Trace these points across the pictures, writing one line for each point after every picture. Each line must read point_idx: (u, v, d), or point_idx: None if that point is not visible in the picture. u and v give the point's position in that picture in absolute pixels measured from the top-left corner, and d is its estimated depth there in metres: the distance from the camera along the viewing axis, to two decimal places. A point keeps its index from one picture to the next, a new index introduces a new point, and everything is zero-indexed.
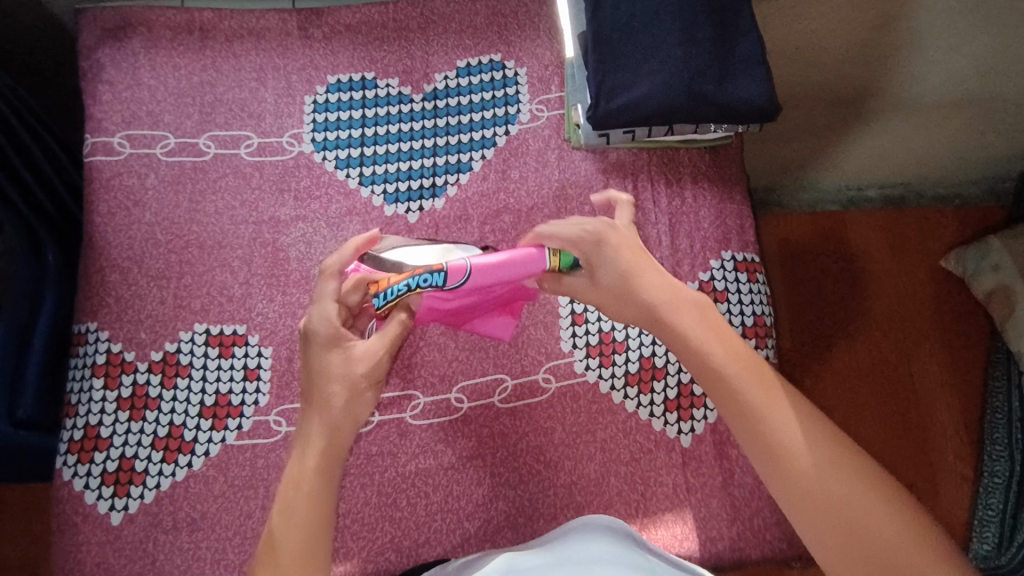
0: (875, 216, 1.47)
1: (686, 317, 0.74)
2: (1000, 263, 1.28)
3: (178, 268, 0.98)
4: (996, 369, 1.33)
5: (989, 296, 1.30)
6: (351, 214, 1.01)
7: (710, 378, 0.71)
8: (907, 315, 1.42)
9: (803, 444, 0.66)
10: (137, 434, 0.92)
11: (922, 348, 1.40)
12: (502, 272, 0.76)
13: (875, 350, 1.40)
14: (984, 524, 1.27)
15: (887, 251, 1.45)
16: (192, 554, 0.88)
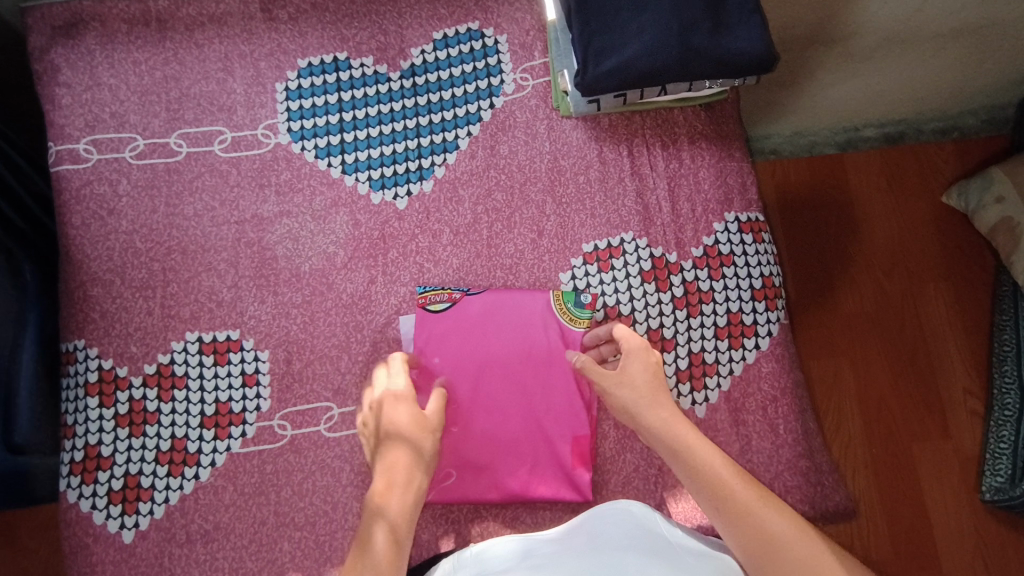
0: (874, 159, 1.43)
1: (651, 411, 0.75)
2: (1003, 194, 1.25)
3: (163, 276, 0.94)
4: (1003, 303, 1.31)
5: (992, 230, 1.27)
6: (337, 205, 0.97)
7: (689, 472, 0.69)
8: (911, 256, 1.39)
9: (790, 531, 0.62)
10: (139, 450, 0.90)
11: (927, 288, 1.38)
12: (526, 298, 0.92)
13: (880, 295, 1.38)
14: (996, 457, 1.26)
15: (888, 192, 1.42)
16: (209, 565, 0.87)
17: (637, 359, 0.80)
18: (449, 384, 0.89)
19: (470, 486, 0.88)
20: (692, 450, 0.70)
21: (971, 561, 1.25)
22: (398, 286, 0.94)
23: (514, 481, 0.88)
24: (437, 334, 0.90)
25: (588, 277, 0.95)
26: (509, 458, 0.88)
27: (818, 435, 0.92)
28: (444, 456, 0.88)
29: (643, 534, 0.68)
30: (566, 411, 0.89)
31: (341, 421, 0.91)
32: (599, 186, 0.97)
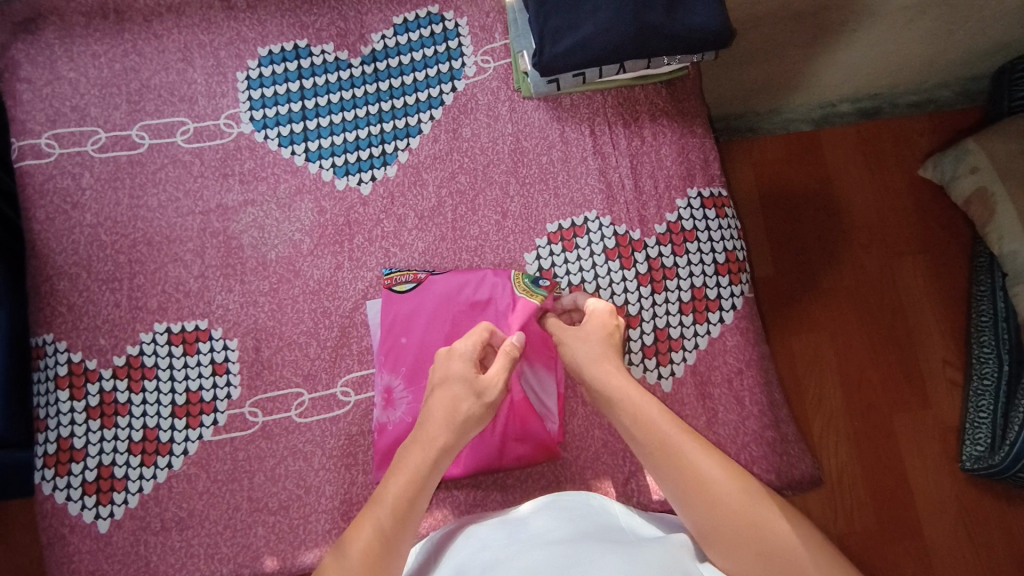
0: (847, 134, 1.44)
1: (596, 368, 0.77)
2: (978, 164, 1.25)
3: (129, 268, 0.94)
4: (980, 274, 1.33)
5: (969, 201, 1.27)
6: (302, 192, 0.97)
7: (632, 425, 0.71)
8: (889, 230, 1.40)
9: (721, 475, 0.65)
10: (112, 441, 0.90)
11: (904, 261, 1.39)
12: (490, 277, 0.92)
13: (858, 269, 1.39)
14: (977, 426, 1.27)
15: (863, 166, 1.43)
16: (185, 552, 0.88)
17: (596, 320, 0.82)
18: (415, 362, 0.90)
19: None
20: (632, 404, 0.72)
21: (954, 531, 1.27)
22: (365, 271, 0.95)
23: (479, 457, 0.89)
24: (402, 314, 0.91)
25: (553, 258, 0.95)
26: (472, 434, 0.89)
27: (783, 406, 0.94)
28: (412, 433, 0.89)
29: (601, 526, 0.69)
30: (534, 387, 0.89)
31: (312, 406, 0.91)
32: (562, 166, 0.98)
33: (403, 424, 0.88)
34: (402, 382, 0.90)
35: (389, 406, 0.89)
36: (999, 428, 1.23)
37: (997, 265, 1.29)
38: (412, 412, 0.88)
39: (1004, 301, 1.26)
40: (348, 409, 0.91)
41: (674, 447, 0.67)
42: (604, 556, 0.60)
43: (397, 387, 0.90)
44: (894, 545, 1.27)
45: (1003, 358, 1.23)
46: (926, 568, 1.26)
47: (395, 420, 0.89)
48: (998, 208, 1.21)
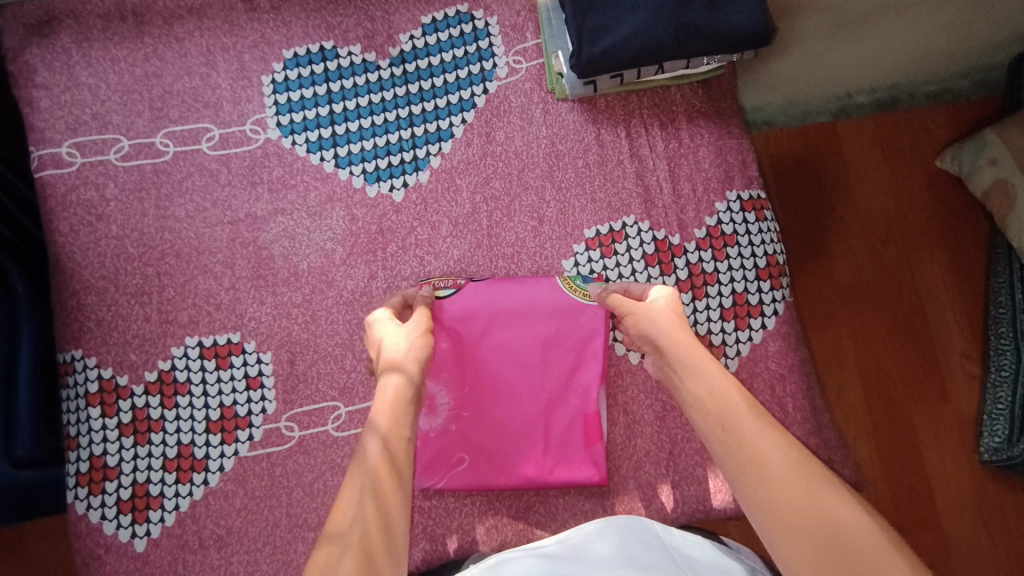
0: (866, 125, 1.38)
1: (673, 329, 0.75)
2: (997, 156, 1.21)
3: (157, 281, 0.92)
4: (997, 266, 1.28)
5: (987, 193, 1.23)
6: (332, 200, 0.94)
7: (700, 394, 0.69)
8: (907, 222, 1.36)
9: (788, 461, 0.60)
10: (146, 459, 0.88)
11: (922, 254, 1.34)
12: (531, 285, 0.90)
13: (876, 261, 1.35)
14: (994, 418, 1.24)
15: (881, 157, 1.38)
16: (225, 570, 0.86)
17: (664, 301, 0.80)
18: (456, 371, 0.89)
19: (485, 471, 0.88)
20: (703, 372, 0.70)
21: (973, 524, 1.25)
22: (399, 280, 0.93)
23: (527, 465, 0.88)
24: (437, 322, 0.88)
25: (591, 263, 0.94)
26: (519, 443, 0.89)
27: (825, 411, 0.92)
28: (457, 441, 0.89)
29: (652, 552, 0.68)
30: (581, 391, 0.89)
31: (349, 419, 0.90)
32: (598, 170, 0.96)
33: (447, 433, 0.88)
34: (444, 389, 0.88)
35: (431, 412, 0.88)
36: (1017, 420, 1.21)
37: (1016, 257, 1.23)
38: (455, 420, 0.88)
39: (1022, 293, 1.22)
40: None
41: (741, 426, 0.64)
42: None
43: (438, 392, 0.88)
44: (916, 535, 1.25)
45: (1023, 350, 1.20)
46: (947, 562, 1.23)
47: (439, 426, 0.89)
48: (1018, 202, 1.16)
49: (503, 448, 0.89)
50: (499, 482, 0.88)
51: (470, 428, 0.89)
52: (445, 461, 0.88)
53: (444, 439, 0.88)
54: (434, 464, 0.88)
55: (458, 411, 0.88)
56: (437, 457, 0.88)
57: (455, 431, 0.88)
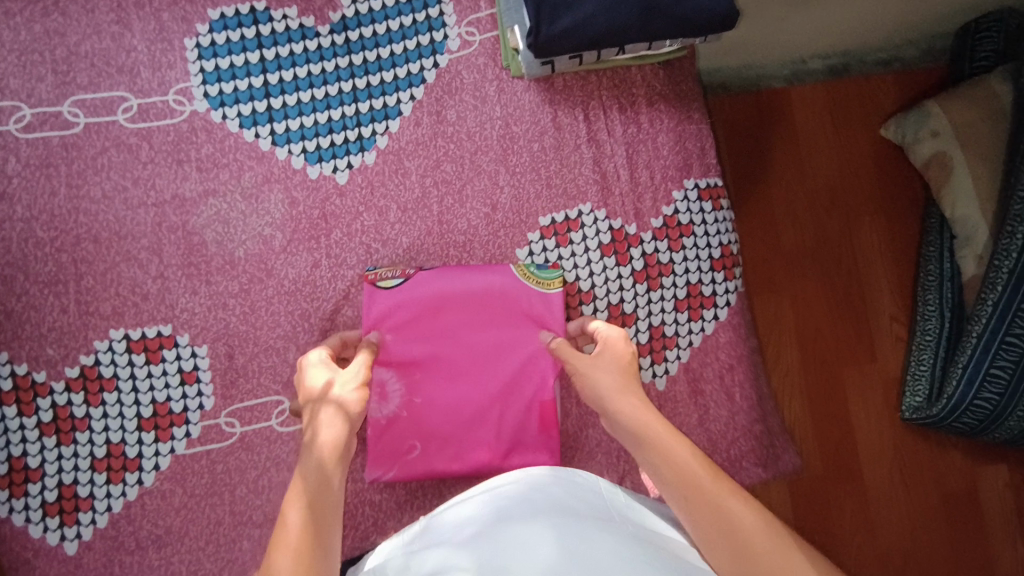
0: (818, 88, 1.33)
1: (618, 394, 0.73)
2: (938, 128, 1.20)
3: (73, 269, 0.84)
4: (929, 236, 1.28)
5: (925, 164, 1.23)
6: (269, 182, 0.88)
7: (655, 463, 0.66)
8: (848, 187, 1.32)
9: (766, 534, 0.57)
10: (72, 459, 0.83)
11: (862, 220, 1.32)
12: (484, 271, 0.88)
13: (817, 227, 1.31)
14: (916, 379, 1.24)
15: (828, 123, 1.33)
16: (165, 570, 0.83)
17: (612, 347, 0.79)
18: (407, 357, 0.85)
19: (436, 456, 0.87)
20: (657, 437, 0.68)
21: (889, 476, 1.27)
22: (345, 269, 0.88)
23: (479, 451, 0.87)
24: (387, 310, 0.85)
25: (547, 253, 0.91)
26: (471, 431, 0.87)
27: (770, 398, 0.95)
28: (407, 429, 0.86)
29: (590, 509, 0.66)
30: (535, 378, 0.87)
31: (294, 414, 0.86)
32: (554, 154, 0.92)
33: (397, 422, 0.86)
34: (394, 377, 0.85)
35: (381, 400, 0.85)
36: (938, 379, 1.21)
37: (948, 226, 1.24)
38: (407, 407, 0.86)
39: (950, 261, 1.22)
40: None
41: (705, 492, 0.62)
42: (596, 539, 0.57)
43: (389, 381, 0.85)
44: (835, 490, 1.26)
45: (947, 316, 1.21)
46: (864, 516, 1.25)
47: (390, 414, 0.86)
48: (956, 170, 1.17)
49: (455, 435, 0.87)
50: (452, 467, 0.87)
51: (421, 414, 0.86)
52: (396, 449, 0.86)
53: (395, 427, 0.86)
54: (385, 453, 0.86)
55: (409, 398, 0.86)
56: (388, 446, 0.86)
57: (406, 419, 0.86)
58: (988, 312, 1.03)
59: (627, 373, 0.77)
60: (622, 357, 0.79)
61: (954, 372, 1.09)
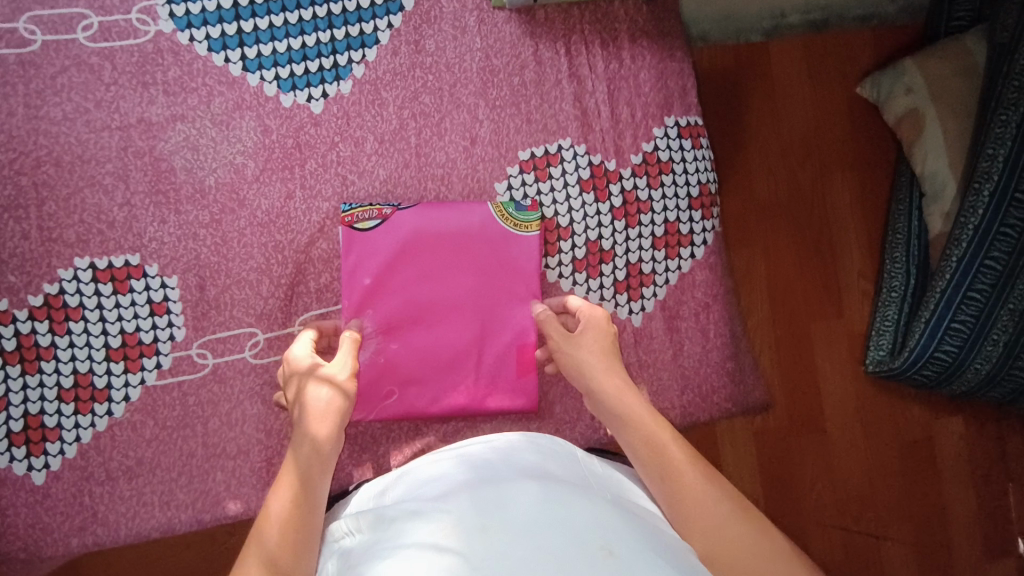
0: (793, 45, 1.32)
1: (606, 377, 0.76)
2: (913, 85, 1.20)
3: (34, 193, 0.81)
4: (900, 192, 1.29)
5: (899, 121, 1.23)
6: (241, 108, 0.85)
7: (639, 442, 0.70)
8: (823, 144, 1.33)
9: (736, 520, 0.63)
10: (37, 389, 0.81)
11: (835, 177, 1.32)
12: (461, 212, 0.87)
13: (792, 183, 1.32)
14: (881, 333, 1.26)
15: (806, 79, 1.33)
16: (137, 501, 0.83)
17: (594, 329, 0.81)
18: (383, 302, 0.85)
19: (412, 400, 0.87)
20: (642, 422, 0.72)
21: (850, 425, 1.30)
22: (320, 201, 0.86)
23: (456, 395, 0.87)
24: (365, 250, 0.85)
25: (525, 187, 0.90)
26: (447, 373, 0.87)
27: (743, 338, 0.96)
28: (383, 373, 0.86)
29: (577, 476, 0.68)
30: (515, 321, 0.88)
31: (268, 346, 0.85)
32: (535, 89, 0.90)
33: (373, 364, 0.85)
34: (372, 322, 0.85)
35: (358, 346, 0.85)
36: (901, 334, 1.24)
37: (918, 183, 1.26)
38: (384, 353, 0.86)
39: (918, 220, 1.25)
40: None
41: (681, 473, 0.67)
42: (574, 504, 0.59)
43: (365, 326, 0.85)
44: (799, 440, 1.29)
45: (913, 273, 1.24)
46: (826, 465, 1.29)
47: (368, 360, 0.85)
48: (929, 128, 1.18)
49: (431, 376, 0.87)
50: (428, 409, 0.87)
51: (398, 360, 0.86)
52: (372, 393, 0.86)
53: (371, 371, 0.85)
54: (362, 397, 0.85)
55: (387, 344, 0.86)
56: (365, 391, 0.85)
57: (382, 361, 0.86)
58: (952, 268, 1.04)
59: (610, 354, 0.79)
60: (607, 338, 0.81)
61: (916, 327, 1.10)
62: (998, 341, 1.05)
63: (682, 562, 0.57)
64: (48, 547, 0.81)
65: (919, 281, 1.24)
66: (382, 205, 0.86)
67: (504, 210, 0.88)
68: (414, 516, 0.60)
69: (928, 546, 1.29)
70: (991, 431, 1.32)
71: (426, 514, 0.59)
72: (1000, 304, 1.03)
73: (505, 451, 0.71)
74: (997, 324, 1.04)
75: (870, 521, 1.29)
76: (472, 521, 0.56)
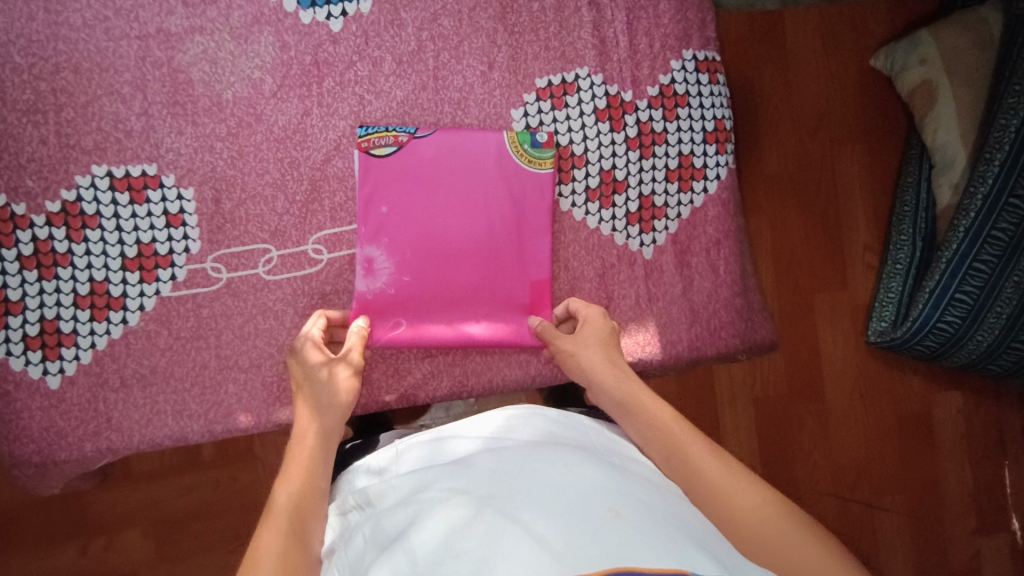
0: (813, 14, 1.30)
1: (604, 368, 0.76)
2: (927, 57, 1.17)
3: (54, 99, 0.82)
4: (909, 166, 1.28)
5: (912, 94, 1.20)
6: (259, 22, 0.85)
7: (648, 429, 0.70)
8: (836, 113, 1.31)
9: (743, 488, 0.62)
10: (54, 295, 0.82)
11: (845, 149, 1.31)
12: (476, 147, 0.87)
13: (803, 153, 1.30)
14: (883, 305, 1.25)
15: (820, 46, 1.30)
16: (150, 409, 0.84)
17: (591, 323, 0.81)
18: (396, 233, 0.85)
19: (423, 331, 0.86)
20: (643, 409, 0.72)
21: (850, 394, 1.31)
22: (336, 119, 0.86)
23: (467, 327, 0.87)
24: (380, 179, 0.85)
25: (541, 115, 0.90)
26: (459, 304, 0.87)
27: (751, 276, 0.97)
28: (394, 305, 0.86)
29: (586, 444, 0.66)
30: (530, 256, 0.88)
31: (281, 263, 0.86)
32: (554, 16, 0.90)
33: (383, 296, 0.86)
34: (384, 253, 0.85)
35: (370, 276, 0.85)
36: (905, 305, 1.22)
37: (928, 157, 1.23)
38: (395, 284, 0.86)
39: (926, 193, 1.22)
40: (320, 269, 0.86)
41: (686, 453, 0.66)
42: (584, 477, 0.57)
43: (378, 258, 0.85)
44: (801, 404, 1.29)
45: (918, 245, 1.22)
46: (825, 429, 1.30)
47: (379, 290, 0.86)
48: (941, 102, 1.15)
49: (443, 309, 0.87)
50: (439, 340, 0.87)
51: (410, 292, 0.86)
52: (383, 323, 0.86)
53: (382, 301, 0.85)
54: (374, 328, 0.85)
55: (399, 276, 0.86)
56: (376, 322, 0.86)
57: (395, 292, 0.86)
58: (959, 237, 1.04)
59: (609, 345, 0.79)
60: (607, 328, 0.81)
61: (920, 296, 1.10)
62: (1001, 313, 1.07)
63: (693, 526, 0.55)
64: (61, 450, 0.82)
65: (924, 254, 1.21)
66: (395, 129, 0.86)
67: (518, 141, 0.88)
68: (421, 494, 0.59)
69: (920, 516, 1.31)
70: (987, 406, 1.34)
71: (428, 493, 0.58)
72: (1005, 276, 1.04)
73: (509, 423, 0.68)
74: (1001, 295, 1.05)
75: (865, 491, 1.30)
76: (475, 499, 0.55)
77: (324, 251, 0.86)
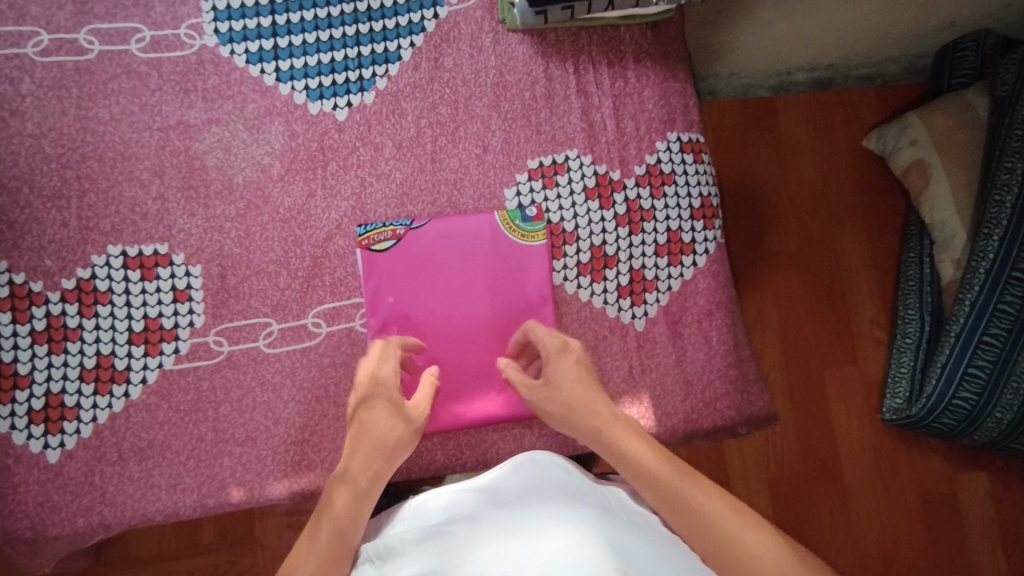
0: (801, 100, 1.36)
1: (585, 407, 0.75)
2: (918, 138, 1.21)
3: (77, 185, 0.88)
4: (909, 242, 1.28)
5: (905, 173, 1.24)
6: (271, 114, 0.92)
7: (643, 476, 0.68)
8: (831, 193, 1.34)
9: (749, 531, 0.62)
10: (61, 368, 0.85)
11: (843, 227, 1.34)
12: (472, 227, 0.91)
13: (801, 232, 1.33)
14: (896, 381, 1.21)
15: (811, 132, 1.35)
16: (145, 482, 0.84)
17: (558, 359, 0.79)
18: (405, 321, 0.88)
19: (444, 414, 0.87)
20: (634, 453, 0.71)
21: (869, 476, 1.26)
22: (338, 199, 0.91)
23: (484, 404, 0.88)
24: (383, 273, 0.88)
25: (533, 194, 0.94)
26: (474, 382, 0.88)
27: (745, 346, 0.97)
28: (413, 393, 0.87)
29: (580, 490, 0.66)
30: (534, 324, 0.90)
31: (281, 337, 0.88)
32: (545, 103, 0.96)
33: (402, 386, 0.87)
34: None
35: None
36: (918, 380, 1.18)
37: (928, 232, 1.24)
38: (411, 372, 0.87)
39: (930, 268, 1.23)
40: (319, 341, 0.88)
41: (683, 497, 0.65)
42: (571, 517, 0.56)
43: None
44: (816, 485, 1.25)
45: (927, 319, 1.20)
46: (843, 512, 1.25)
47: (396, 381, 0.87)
48: (936, 180, 1.18)
49: (458, 389, 0.88)
50: (460, 421, 0.87)
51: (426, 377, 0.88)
52: None
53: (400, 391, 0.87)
54: None
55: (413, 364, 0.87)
56: None
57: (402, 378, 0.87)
58: (966, 311, 1.05)
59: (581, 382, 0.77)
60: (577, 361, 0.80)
61: (933, 371, 1.08)
62: (1019, 388, 1.03)
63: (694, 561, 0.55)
64: (53, 526, 0.82)
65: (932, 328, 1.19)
66: (393, 223, 0.90)
67: (510, 219, 0.92)
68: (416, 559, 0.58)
69: None
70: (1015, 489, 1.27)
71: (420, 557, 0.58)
72: (1017, 351, 1.02)
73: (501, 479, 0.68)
74: (1015, 371, 1.02)
75: None
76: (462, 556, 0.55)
77: (322, 324, 0.89)
